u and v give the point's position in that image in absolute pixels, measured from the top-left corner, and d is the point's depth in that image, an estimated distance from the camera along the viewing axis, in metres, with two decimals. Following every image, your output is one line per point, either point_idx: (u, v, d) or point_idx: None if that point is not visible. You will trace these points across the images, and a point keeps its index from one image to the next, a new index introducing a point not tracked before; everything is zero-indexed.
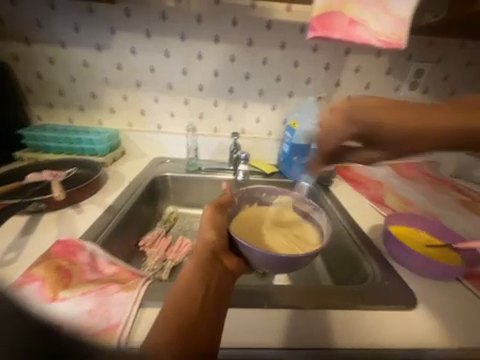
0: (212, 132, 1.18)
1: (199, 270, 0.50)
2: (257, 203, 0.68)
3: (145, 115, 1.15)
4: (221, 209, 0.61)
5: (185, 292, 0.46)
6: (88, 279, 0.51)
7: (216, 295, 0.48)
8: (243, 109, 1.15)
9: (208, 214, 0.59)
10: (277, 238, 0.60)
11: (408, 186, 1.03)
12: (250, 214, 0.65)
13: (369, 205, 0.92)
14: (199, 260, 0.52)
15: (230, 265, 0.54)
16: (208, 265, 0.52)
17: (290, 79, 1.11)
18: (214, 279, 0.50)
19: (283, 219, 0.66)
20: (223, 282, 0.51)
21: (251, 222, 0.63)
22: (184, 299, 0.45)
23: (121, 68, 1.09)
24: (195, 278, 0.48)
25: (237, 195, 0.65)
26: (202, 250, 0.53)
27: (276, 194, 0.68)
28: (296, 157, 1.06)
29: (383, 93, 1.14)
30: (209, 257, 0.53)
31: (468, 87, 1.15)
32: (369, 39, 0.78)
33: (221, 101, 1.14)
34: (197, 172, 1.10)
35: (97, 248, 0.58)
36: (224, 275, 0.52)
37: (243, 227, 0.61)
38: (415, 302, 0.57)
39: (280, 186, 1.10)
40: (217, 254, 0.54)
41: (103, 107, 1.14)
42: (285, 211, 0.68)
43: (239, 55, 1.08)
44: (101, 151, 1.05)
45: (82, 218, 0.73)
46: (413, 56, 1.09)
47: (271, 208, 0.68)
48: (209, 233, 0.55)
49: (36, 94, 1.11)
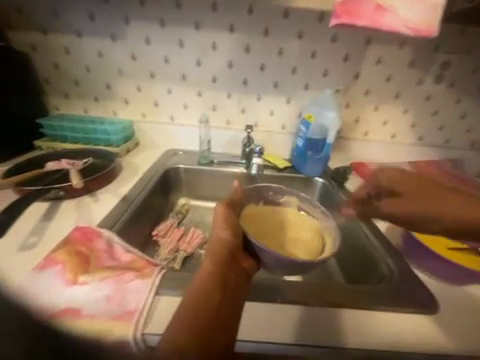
0: (225, 124, 1.17)
1: (217, 272, 0.49)
2: (263, 202, 0.67)
3: (159, 107, 1.15)
4: (232, 208, 0.60)
5: (203, 294, 0.46)
6: (105, 265, 0.53)
7: (234, 296, 0.48)
8: (257, 101, 1.13)
9: (221, 212, 0.57)
10: (285, 240, 0.61)
11: None
12: (258, 212, 0.65)
13: None
14: (215, 261, 0.51)
15: (245, 264, 0.53)
16: (226, 266, 0.50)
17: (306, 71, 1.07)
18: (231, 280, 0.49)
19: (291, 219, 0.66)
20: (240, 283, 0.50)
21: (259, 221, 0.62)
22: (202, 301, 0.45)
23: (135, 59, 1.09)
24: (212, 280, 0.48)
25: (245, 193, 0.65)
26: (217, 251, 0.52)
27: (282, 194, 0.69)
28: (311, 152, 1.04)
29: (405, 86, 1.08)
30: (226, 258, 0.51)
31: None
32: (396, 27, 0.73)
33: (234, 93, 1.12)
34: (209, 165, 1.09)
35: (113, 236, 0.59)
36: (241, 277, 0.51)
37: (252, 227, 0.60)
38: (435, 304, 0.56)
39: (293, 181, 1.08)
40: (234, 256, 0.53)
41: (118, 98, 1.15)
42: (292, 211, 0.68)
43: (254, 45, 1.05)
44: (116, 142, 1.07)
45: (99, 206, 0.74)
46: (441, 46, 1.02)
47: (279, 207, 0.68)
48: (223, 233, 0.54)
49: (54, 84, 1.13)
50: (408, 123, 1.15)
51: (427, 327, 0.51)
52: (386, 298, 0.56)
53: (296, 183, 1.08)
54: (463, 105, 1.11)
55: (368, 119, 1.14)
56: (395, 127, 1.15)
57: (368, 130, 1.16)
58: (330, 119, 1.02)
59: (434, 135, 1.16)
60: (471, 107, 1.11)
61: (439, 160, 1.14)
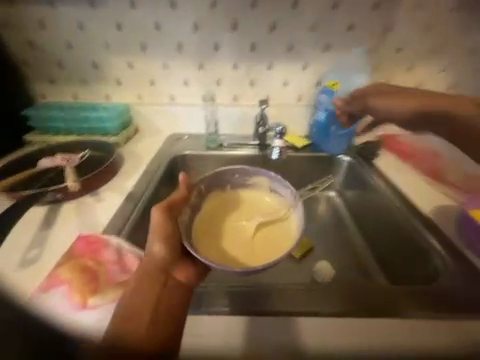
0: (232, 101, 1.02)
1: (145, 291, 0.42)
2: (230, 187, 0.56)
3: (155, 86, 1.01)
4: (173, 211, 0.49)
5: (134, 314, 0.40)
6: (117, 281, 0.46)
7: (169, 314, 0.41)
8: (268, 70, 0.97)
9: (157, 220, 0.47)
10: (237, 241, 0.49)
11: None
12: (213, 204, 0.54)
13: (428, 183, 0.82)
14: (144, 278, 0.44)
15: (181, 276, 0.45)
16: (157, 282, 0.43)
17: (326, 27, 0.89)
18: (164, 297, 0.42)
19: (253, 209, 0.54)
20: (178, 297, 0.43)
21: (212, 217, 0.53)
22: (134, 322, 0.39)
23: (122, 28, 0.92)
24: (142, 298, 0.42)
25: (199, 186, 0.53)
26: (147, 268, 0.44)
27: (250, 176, 0.55)
28: (334, 127, 0.91)
29: (447, 37, 0.90)
30: (153, 270, 0.44)
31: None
32: None
33: (241, 62, 0.96)
34: (218, 149, 0.98)
35: (123, 243, 0.52)
36: (177, 290, 0.44)
37: (199, 227, 0.50)
38: None
39: (313, 161, 0.97)
40: (166, 270, 0.45)
41: (109, 79, 1.00)
42: (259, 198, 0.56)
43: None
44: (113, 130, 0.95)
45: (104, 207, 0.66)
46: None
47: (241, 194, 0.56)
48: (153, 245, 0.45)
49: (34, 68, 0.98)
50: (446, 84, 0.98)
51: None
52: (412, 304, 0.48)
53: (317, 164, 0.97)
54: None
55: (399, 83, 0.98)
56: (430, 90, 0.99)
57: None
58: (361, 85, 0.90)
59: None
60: None
61: None
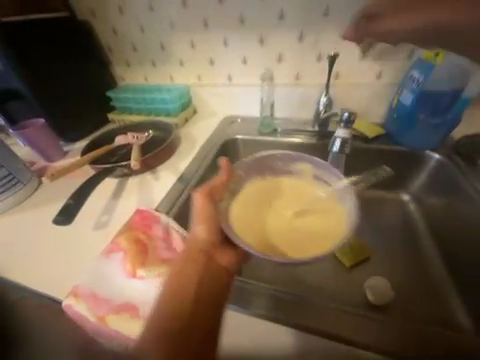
0: (293, 80, 0.91)
1: (186, 272, 0.43)
2: (271, 175, 0.61)
3: (214, 65, 0.99)
4: (212, 200, 0.50)
5: (172, 291, 0.42)
6: (162, 258, 0.51)
7: (211, 300, 0.42)
8: (342, 40, 0.80)
9: (199, 202, 0.49)
10: (279, 226, 0.53)
11: None
12: (257, 192, 0.58)
13: None
14: (186, 258, 0.45)
15: (223, 259, 0.46)
16: (197, 265, 0.44)
17: None
18: (205, 281, 0.43)
19: (299, 196, 0.58)
20: (217, 282, 0.44)
21: (251, 206, 0.56)
22: (174, 296, 0.41)
23: (187, 5, 0.91)
24: (181, 278, 0.43)
25: (238, 171, 0.58)
26: (189, 248, 0.46)
27: (294, 162, 0.60)
28: (425, 114, 0.70)
29: None
30: (198, 256, 0.45)
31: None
32: None
33: (309, 32, 0.82)
34: (271, 134, 0.91)
35: (170, 222, 0.57)
36: (218, 275, 0.44)
37: (246, 214, 0.54)
38: None
39: (386, 155, 0.79)
40: (208, 252, 0.46)
41: (173, 60, 1.04)
42: (298, 187, 0.60)
43: None
44: (174, 111, 1.01)
45: (159, 185, 0.73)
46: None
47: (281, 180, 0.61)
48: (196, 226, 0.48)
49: (115, 53, 1.11)
50: None
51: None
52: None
53: (390, 159, 0.79)
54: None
55: None
56: None
57: None
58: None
59: None
60: None
61: None
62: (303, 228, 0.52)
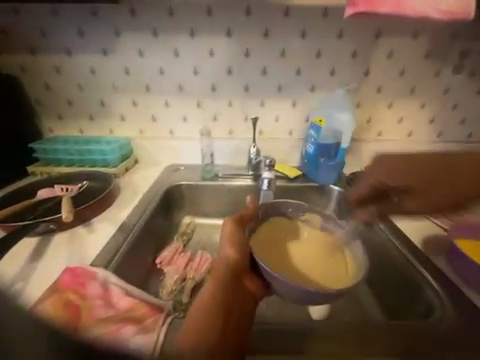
0: (228, 134, 1.09)
1: (220, 291, 0.48)
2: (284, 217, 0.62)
3: (156, 121, 1.09)
4: (241, 224, 0.57)
5: (209, 310, 0.44)
6: (99, 317, 0.44)
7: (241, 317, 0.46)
8: (260, 107, 1.05)
9: (228, 229, 0.55)
10: (294, 261, 0.54)
11: None
12: (272, 229, 0.59)
13: (417, 212, 0.82)
14: (219, 279, 0.49)
15: (251, 286, 0.50)
16: (230, 285, 0.49)
17: (312, 72, 1.00)
18: (235, 302, 0.48)
19: (309, 241, 0.58)
20: (244, 305, 0.49)
21: (271, 243, 0.56)
22: (210, 314, 0.44)
23: (129, 72, 1.03)
24: (218, 294, 0.47)
25: (257, 211, 0.60)
26: (219, 268, 0.51)
27: (305, 212, 0.62)
28: (323, 158, 0.95)
29: (422, 80, 1.00)
30: (231, 277, 0.50)
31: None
32: (423, 11, 0.69)
33: (235, 100, 1.05)
34: (213, 179, 1.02)
35: (110, 277, 0.52)
36: (245, 298, 0.50)
37: (266, 251, 0.54)
38: None
39: (306, 190, 0.99)
40: (239, 276, 0.51)
41: (114, 116, 1.08)
42: (309, 233, 0.60)
43: (254, 48, 0.98)
44: (113, 162, 1.00)
45: (95, 238, 0.67)
46: (459, 33, 0.94)
47: (299, 225, 0.61)
48: (227, 249, 0.51)
49: (46, 106, 1.07)
50: (425, 119, 1.05)
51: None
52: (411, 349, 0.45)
53: (309, 193, 0.99)
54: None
55: (380, 118, 1.05)
56: (412, 125, 1.06)
57: (381, 130, 1.07)
58: (343, 122, 0.96)
59: (455, 130, 1.06)
60: None
61: None
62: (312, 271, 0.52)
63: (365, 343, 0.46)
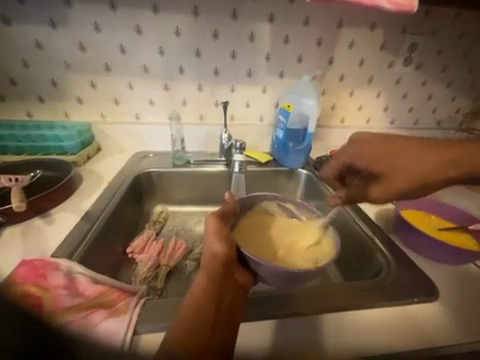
0: (199, 120, 1.07)
1: (212, 285, 0.45)
2: (260, 208, 0.63)
3: (120, 104, 1.01)
4: (225, 220, 0.55)
5: (199, 304, 0.42)
6: (65, 306, 0.43)
7: (232, 310, 0.44)
8: (231, 93, 1.05)
9: (213, 225, 0.51)
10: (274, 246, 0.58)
11: None
12: (252, 220, 0.61)
13: None
14: (209, 274, 0.46)
15: (241, 278, 0.49)
16: (221, 277, 0.46)
17: (280, 58, 1.01)
18: (227, 294, 0.45)
19: (286, 228, 0.62)
20: (236, 299, 0.46)
21: (251, 234, 0.58)
22: (200, 307, 0.42)
23: (84, 49, 0.92)
24: (211, 286, 0.45)
25: (236, 206, 0.59)
26: (209, 261, 0.47)
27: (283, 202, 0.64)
28: (292, 143, 0.99)
29: (377, 70, 1.08)
30: (223, 269, 0.47)
31: (460, 62, 1.11)
32: (376, 2, 0.74)
33: (205, 84, 1.02)
34: (185, 166, 1.00)
35: (74, 266, 0.50)
36: (236, 292, 0.46)
37: (248, 241, 0.57)
38: (436, 293, 0.55)
39: (276, 175, 1.03)
40: (229, 268, 0.48)
41: (69, 98, 0.98)
42: (285, 221, 0.63)
43: (222, 30, 0.95)
44: (71, 149, 0.91)
45: (54, 229, 0.62)
46: (408, 28, 1.03)
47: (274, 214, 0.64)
48: (215, 245, 0.48)
49: None
50: (381, 107, 1.16)
51: (426, 320, 0.50)
52: (370, 297, 0.53)
53: (280, 178, 1.04)
54: (430, 86, 1.14)
55: (343, 105, 1.13)
56: (370, 112, 1.16)
57: (343, 117, 1.15)
58: (311, 107, 0.97)
59: (404, 117, 1.19)
60: (436, 90, 1.16)
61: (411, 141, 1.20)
62: (289, 254, 0.57)
63: (325, 305, 0.50)
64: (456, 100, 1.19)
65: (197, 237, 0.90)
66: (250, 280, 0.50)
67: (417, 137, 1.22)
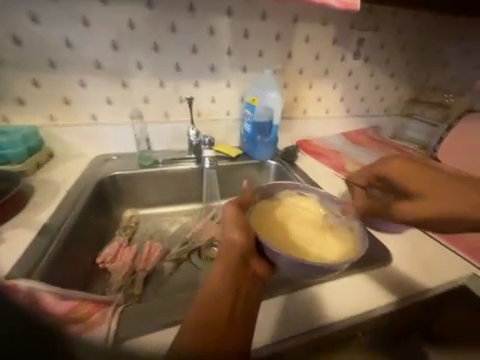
0: (164, 117, 1.03)
1: (229, 276, 0.45)
2: (281, 196, 0.61)
3: (72, 105, 0.92)
4: (243, 209, 0.54)
5: (214, 294, 0.43)
6: None
7: (249, 299, 0.44)
8: (195, 88, 1.03)
9: (231, 215, 0.51)
10: (296, 238, 0.55)
11: (362, 152, 1.14)
12: (271, 211, 0.59)
13: (332, 174, 1.01)
14: (226, 265, 0.46)
15: (258, 269, 0.48)
16: (238, 268, 0.46)
17: (242, 52, 1.02)
18: (243, 285, 0.45)
19: (309, 224, 0.59)
20: (253, 288, 0.46)
21: (272, 225, 0.56)
22: (216, 296, 0.42)
23: (20, 42, 0.81)
24: (227, 278, 0.45)
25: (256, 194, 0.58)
26: (227, 252, 0.47)
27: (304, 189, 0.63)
28: (260, 136, 1.02)
29: (332, 63, 1.17)
30: (240, 259, 0.47)
31: (399, 55, 1.26)
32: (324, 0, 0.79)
33: (167, 80, 0.98)
34: (153, 166, 0.96)
35: (36, 285, 0.45)
36: (253, 283, 0.46)
37: (268, 233, 0.54)
38: (390, 257, 0.63)
39: (248, 168, 1.05)
40: (246, 258, 0.47)
41: (7, 99, 0.85)
42: (308, 218, 0.60)
43: (181, 23, 0.92)
44: (16, 157, 0.80)
45: (6, 248, 0.55)
46: (355, 24, 1.12)
47: (294, 203, 0.62)
48: (233, 233, 0.48)
49: None
50: (337, 98, 1.25)
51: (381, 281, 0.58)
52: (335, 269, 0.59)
53: (251, 171, 1.06)
54: (377, 77, 1.28)
55: (304, 97, 1.19)
56: (328, 103, 1.25)
57: (306, 108, 1.22)
58: (274, 100, 1.01)
59: (358, 107, 1.31)
60: (382, 81, 1.29)
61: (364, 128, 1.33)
62: (310, 250, 0.53)
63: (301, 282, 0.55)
64: (398, 90, 1.35)
65: (173, 238, 0.89)
66: (269, 271, 0.49)
67: (369, 124, 1.36)
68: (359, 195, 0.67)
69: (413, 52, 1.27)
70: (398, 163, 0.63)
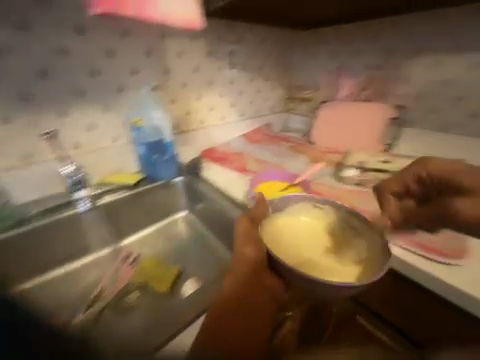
0: (26, 162, 0.84)
1: (244, 295, 0.45)
2: (290, 206, 0.59)
3: None
4: (254, 223, 0.56)
5: (225, 311, 0.43)
6: None
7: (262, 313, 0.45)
8: (59, 118, 0.86)
9: (242, 226, 0.55)
10: (314, 256, 0.51)
11: (259, 148, 1.24)
12: (280, 224, 0.57)
13: (237, 175, 0.99)
14: (238, 279, 0.47)
15: (271, 284, 0.46)
16: (252, 282, 0.46)
17: (110, 71, 0.93)
18: (259, 299, 0.46)
19: (318, 238, 0.56)
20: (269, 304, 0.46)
21: (282, 239, 0.54)
22: (226, 316, 0.43)
23: None
24: (240, 295, 0.45)
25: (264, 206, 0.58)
26: (241, 266, 0.48)
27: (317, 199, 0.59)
28: (157, 155, 0.96)
29: (212, 73, 1.24)
30: (253, 275, 0.47)
31: (266, 61, 1.47)
32: (166, 17, 0.83)
33: (14, 115, 0.79)
34: (18, 225, 0.72)
35: None
36: (268, 299, 0.46)
37: (280, 252, 0.51)
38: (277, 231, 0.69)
39: (154, 192, 0.95)
40: (258, 273, 0.47)
41: None
42: (322, 230, 0.57)
43: (11, 43, 0.74)
44: None
45: None
46: (221, 38, 1.23)
47: (309, 216, 0.59)
48: (247, 250, 0.49)
49: None
50: (227, 104, 1.34)
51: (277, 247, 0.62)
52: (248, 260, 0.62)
53: (158, 194, 0.96)
54: (255, 82, 1.45)
55: (195, 109, 1.21)
56: (220, 110, 1.32)
57: (202, 118, 1.25)
58: (160, 118, 0.96)
59: (248, 109, 1.46)
60: (261, 84, 1.49)
61: (259, 126, 1.46)
62: (326, 272, 0.48)
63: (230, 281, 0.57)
64: (276, 90, 1.58)
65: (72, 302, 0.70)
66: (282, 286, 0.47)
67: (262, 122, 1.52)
68: (391, 204, 0.63)
69: (277, 61, 1.52)
70: (433, 163, 0.61)
